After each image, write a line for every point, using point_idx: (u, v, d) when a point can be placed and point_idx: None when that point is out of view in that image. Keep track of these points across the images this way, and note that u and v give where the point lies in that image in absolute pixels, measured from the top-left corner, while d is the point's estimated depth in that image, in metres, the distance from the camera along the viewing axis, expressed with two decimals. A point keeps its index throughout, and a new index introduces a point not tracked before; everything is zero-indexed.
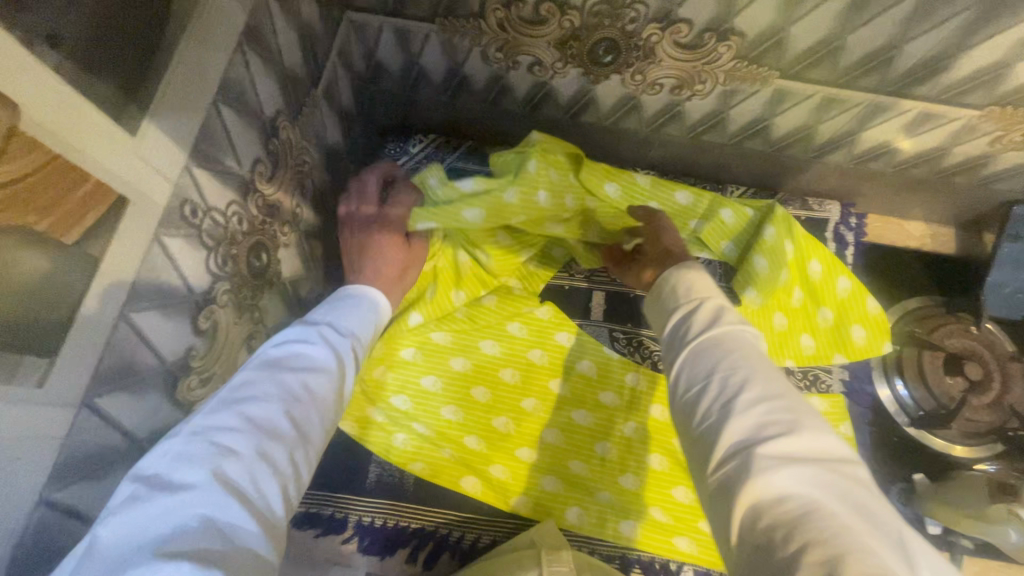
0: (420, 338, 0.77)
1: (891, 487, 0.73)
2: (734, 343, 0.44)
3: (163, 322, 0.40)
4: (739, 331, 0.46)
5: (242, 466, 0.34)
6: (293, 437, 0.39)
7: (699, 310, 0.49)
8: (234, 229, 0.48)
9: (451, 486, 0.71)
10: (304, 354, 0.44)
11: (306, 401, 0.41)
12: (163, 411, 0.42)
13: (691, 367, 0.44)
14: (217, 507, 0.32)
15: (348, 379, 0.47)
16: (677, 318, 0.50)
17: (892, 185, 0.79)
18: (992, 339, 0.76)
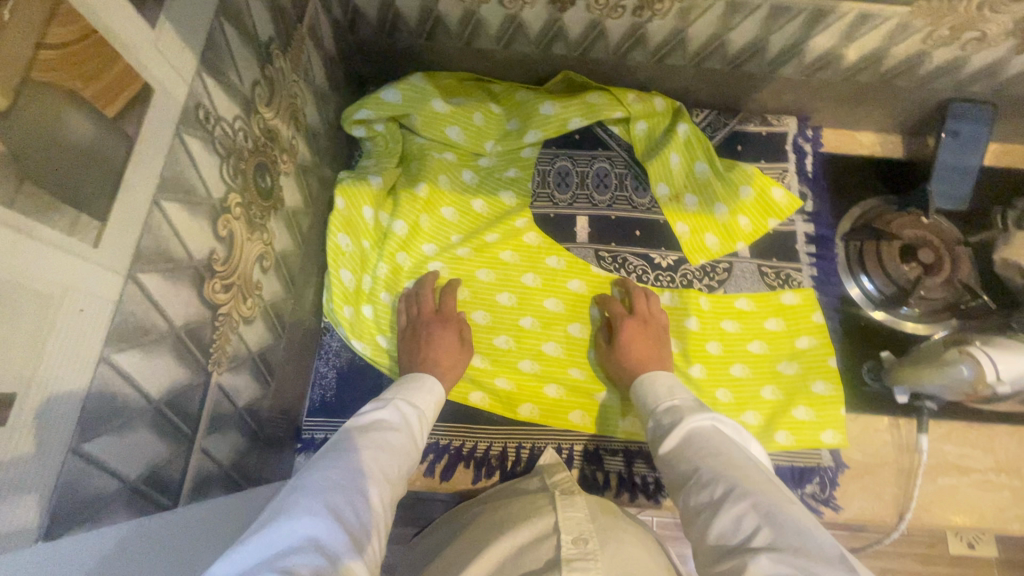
0: (419, 270, 0.80)
1: (863, 365, 0.80)
2: (700, 445, 0.53)
3: (188, 218, 0.44)
4: (706, 421, 0.56)
5: (338, 506, 0.45)
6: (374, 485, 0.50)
7: (669, 415, 0.60)
8: (241, 144, 0.51)
9: (461, 401, 0.75)
10: (379, 425, 0.58)
11: (384, 460, 0.53)
12: (195, 305, 0.46)
13: (677, 468, 0.54)
14: (320, 529, 0.42)
15: (414, 444, 0.59)
16: (654, 424, 0.61)
17: (841, 96, 0.85)
18: (941, 227, 0.83)
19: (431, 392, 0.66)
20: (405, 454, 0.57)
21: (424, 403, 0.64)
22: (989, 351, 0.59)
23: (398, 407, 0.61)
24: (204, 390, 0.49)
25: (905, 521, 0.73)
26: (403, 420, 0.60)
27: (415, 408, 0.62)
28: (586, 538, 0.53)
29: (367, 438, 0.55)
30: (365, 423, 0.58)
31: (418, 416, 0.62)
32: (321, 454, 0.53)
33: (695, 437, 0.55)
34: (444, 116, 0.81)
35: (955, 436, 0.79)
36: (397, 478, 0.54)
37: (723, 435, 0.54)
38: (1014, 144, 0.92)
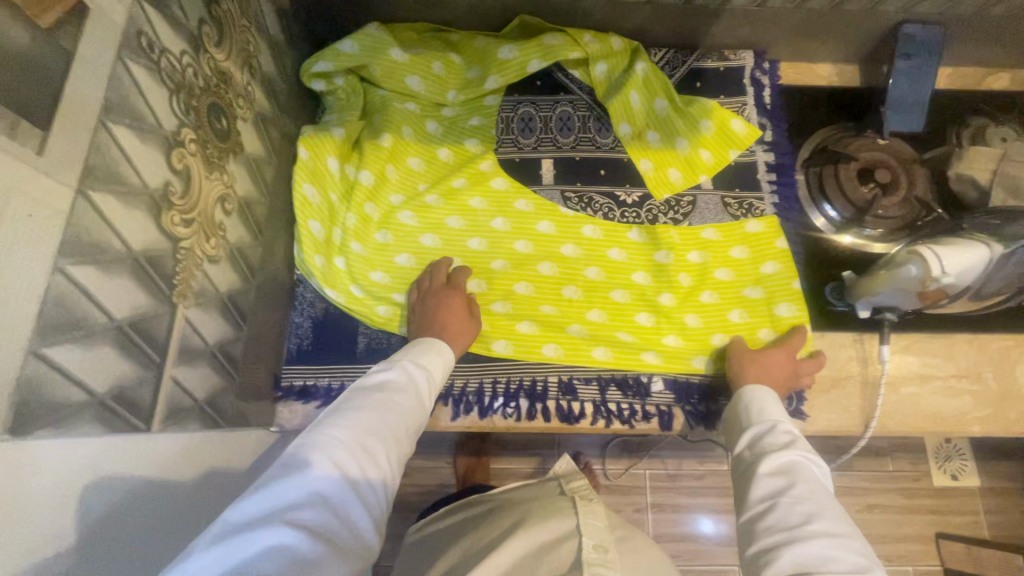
0: (388, 220, 0.81)
1: (827, 286, 0.83)
2: (807, 477, 0.59)
3: (140, 146, 0.45)
4: (802, 451, 0.62)
5: (343, 467, 0.51)
6: (380, 446, 0.55)
7: (777, 433, 0.65)
8: (191, 81, 0.52)
9: None
10: (387, 384, 0.62)
11: (390, 421, 0.58)
12: (153, 234, 0.47)
13: (768, 482, 0.60)
14: (320, 491, 0.49)
15: (419, 398, 0.63)
16: (754, 432, 0.66)
17: (795, 26, 0.86)
18: (896, 147, 0.85)
19: (438, 354, 0.69)
20: (413, 412, 0.61)
21: (433, 366, 0.67)
22: (936, 247, 0.60)
23: (409, 369, 0.64)
24: (169, 320, 0.50)
25: (870, 429, 0.77)
26: (409, 379, 0.64)
27: (421, 369, 0.66)
28: (605, 545, 0.69)
29: (375, 397, 0.60)
30: (376, 380, 0.62)
31: (428, 377, 0.66)
32: (333, 406, 0.58)
33: (792, 460, 0.61)
34: (403, 67, 0.82)
35: (916, 348, 0.82)
36: (406, 435, 0.59)
37: (812, 464, 0.61)
38: (967, 67, 0.94)
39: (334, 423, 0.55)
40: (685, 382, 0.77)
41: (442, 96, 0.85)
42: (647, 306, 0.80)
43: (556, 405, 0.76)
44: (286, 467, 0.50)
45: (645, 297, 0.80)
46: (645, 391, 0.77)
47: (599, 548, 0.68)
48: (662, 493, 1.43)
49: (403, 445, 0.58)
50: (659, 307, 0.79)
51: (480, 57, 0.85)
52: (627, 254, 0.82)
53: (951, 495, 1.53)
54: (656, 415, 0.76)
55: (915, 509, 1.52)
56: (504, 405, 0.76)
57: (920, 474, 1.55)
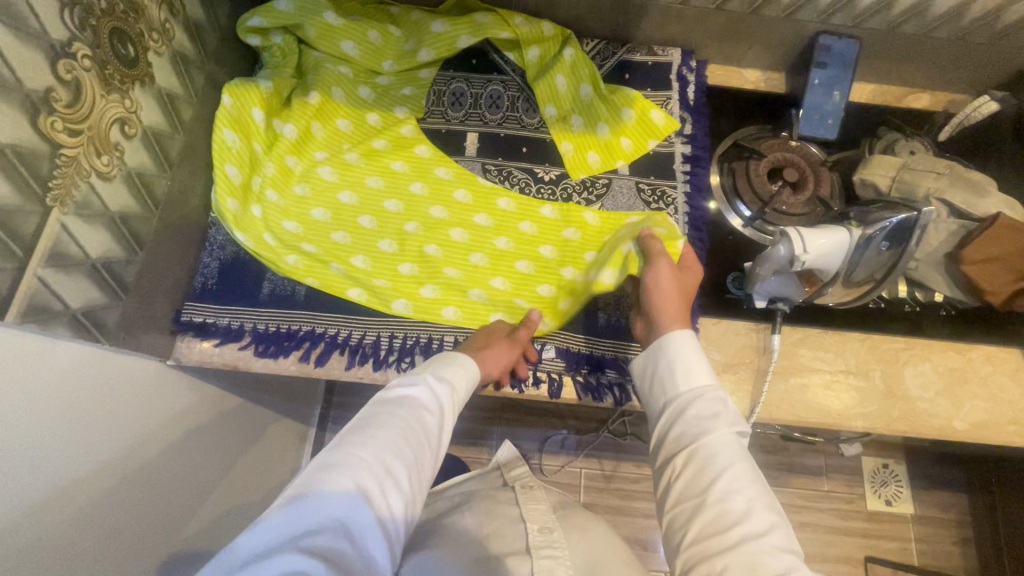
0: (309, 175, 0.84)
1: (728, 275, 0.85)
2: (731, 455, 0.59)
3: (16, 44, 0.47)
4: (720, 421, 0.62)
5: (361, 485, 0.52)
6: (401, 465, 0.56)
7: (700, 403, 0.63)
8: (90, 1, 0.55)
9: (339, 295, 0.79)
10: (414, 402, 0.63)
11: (409, 437, 0.59)
12: (26, 131, 0.49)
13: (701, 467, 0.59)
14: (342, 513, 0.50)
15: (445, 418, 0.64)
16: (682, 404, 0.65)
17: (718, 28, 0.91)
18: (805, 150, 0.89)
19: (466, 373, 0.68)
20: (436, 429, 0.62)
21: (457, 378, 0.67)
22: (801, 231, 0.63)
23: (430, 385, 0.65)
24: (39, 221, 0.52)
25: (755, 413, 0.78)
26: (434, 399, 0.64)
27: (447, 386, 0.66)
28: (549, 527, 0.69)
29: (397, 413, 0.61)
30: (396, 396, 0.63)
31: (450, 391, 0.66)
32: (357, 425, 0.60)
33: (715, 438, 0.60)
34: (338, 30, 0.86)
35: (811, 342, 0.84)
36: (428, 454, 0.60)
37: (731, 433, 0.61)
38: (887, 85, 0.98)
39: (356, 442, 0.56)
40: (577, 351, 0.79)
41: (376, 63, 0.89)
42: (550, 278, 0.82)
43: None
44: (306, 489, 0.51)
45: (544, 270, 0.82)
46: (538, 358, 0.78)
47: (544, 531, 0.68)
48: (596, 493, 1.46)
49: (426, 463, 0.60)
50: (561, 279, 0.82)
51: (415, 30, 0.89)
52: (537, 228, 0.84)
53: (884, 520, 1.53)
54: (545, 382, 0.78)
55: (847, 532, 1.52)
56: (398, 360, 0.77)
57: (854, 497, 1.55)
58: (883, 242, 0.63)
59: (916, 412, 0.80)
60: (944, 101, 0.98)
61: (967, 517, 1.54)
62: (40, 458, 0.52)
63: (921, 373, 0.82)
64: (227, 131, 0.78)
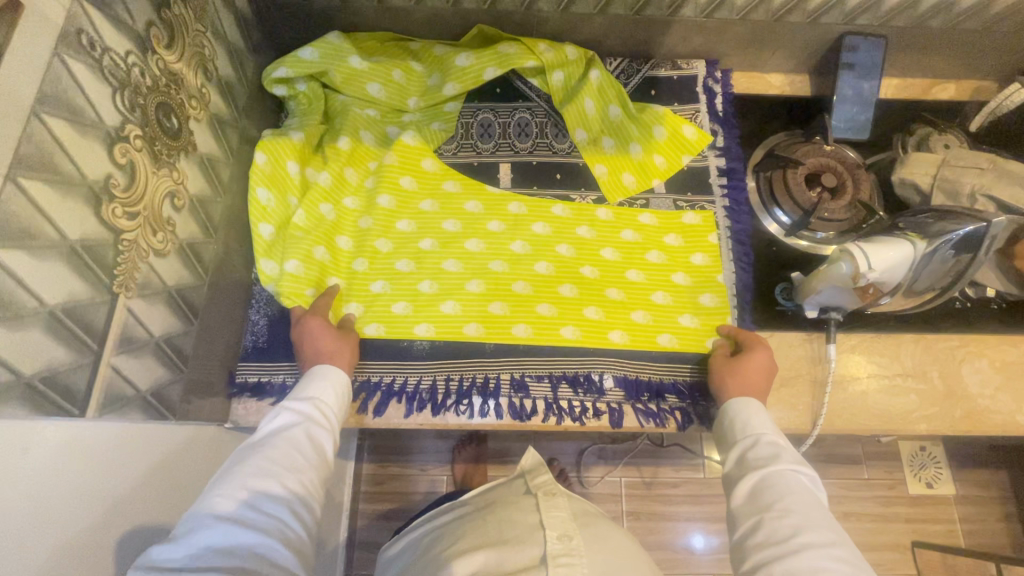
0: (363, 248, 0.82)
1: (776, 286, 0.85)
2: (790, 485, 0.59)
3: (78, 139, 0.47)
4: (807, 496, 0.58)
5: (231, 515, 0.51)
6: (283, 482, 0.56)
7: (759, 447, 0.64)
8: (137, 80, 0.54)
9: (408, 336, 0.78)
10: (281, 423, 0.62)
11: (283, 448, 0.58)
12: (91, 222, 0.48)
13: (757, 494, 0.60)
14: (212, 537, 0.49)
15: (320, 428, 0.63)
16: (739, 446, 0.66)
17: (743, 37, 0.90)
18: (841, 153, 0.88)
19: (337, 381, 0.68)
20: (315, 441, 0.61)
21: (324, 391, 0.66)
22: (864, 246, 0.63)
23: (297, 406, 0.64)
24: (110, 307, 0.51)
25: (818, 426, 0.78)
26: (306, 416, 0.63)
27: (315, 401, 0.65)
28: (569, 534, 0.69)
29: (268, 441, 0.59)
30: (268, 430, 0.61)
31: (320, 404, 0.65)
32: (237, 455, 0.58)
33: (791, 506, 0.57)
34: (361, 75, 0.85)
35: (865, 346, 0.83)
36: (312, 467, 0.59)
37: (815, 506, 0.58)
38: (911, 78, 0.97)
39: (226, 480, 0.54)
40: (636, 378, 0.78)
41: (401, 101, 0.88)
42: (595, 301, 0.81)
43: (509, 402, 0.77)
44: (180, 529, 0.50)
45: (597, 285, 0.82)
46: (598, 389, 0.78)
47: (562, 538, 0.68)
48: (638, 501, 1.38)
49: (308, 470, 0.59)
50: (626, 282, 0.83)
51: (439, 65, 0.88)
52: (620, 254, 0.84)
53: (928, 503, 1.46)
54: (607, 413, 0.77)
55: (891, 518, 1.45)
56: (456, 403, 0.77)
57: (895, 482, 1.47)
58: (948, 250, 0.64)
59: (978, 410, 0.79)
60: (972, 90, 0.97)
61: (1010, 494, 1.47)
62: (55, 530, 0.44)
63: (979, 369, 0.81)
64: (261, 195, 0.78)
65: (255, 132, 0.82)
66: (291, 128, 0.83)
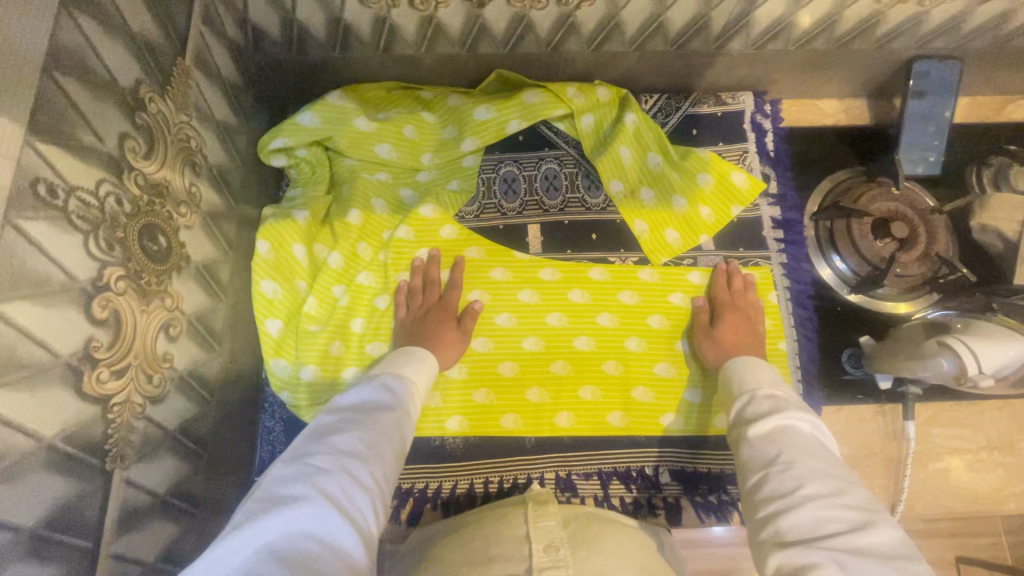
0: (380, 332, 0.73)
1: (842, 352, 0.76)
2: (796, 437, 0.51)
3: (45, 313, 0.38)
4: (811, 445, 0.49)
5: (320, 488, 0.43)
6: (367, 460, 0.48)
7: (756, 401, 0.56)
8: (114, 210, 0.45)
9: (438, 431, 0.71)
10: (371, 397, 0.55)
11: (374, 425, 0.51)
12: (70, 406, 0.40)
13: (756, 450, 0.51)
14: (309, 516, 0.41)
15: (407, 413, 0.56)
16: (738, 406, 0.57)
17: (797, 67, 0.80)
18: (913, 196, 0.78)
19: (424, 363, 0.63)
20: (403, 426, 0.54)
21: (415, 374, 0.61)
22: (971, 341, 0.54)
23: (392, 384, 0.58)
24: (102, 492, 0.43)
25: (897, 515, 0.70)
26: (393, 392, 0.57)
27: (407, 379, 0.59)
28: (557, 544, 0.51)
29: (359, 412, 0.53)
30: (353, 403, 0.54)
31: (411, 386, 0.59)
32: (303, 435, 0.50)
33: (796, 458, 0.48)
34: (367, 135, 0.75)
35: (943, 416, 0.74)
36: (393, 450, 0.51)
37: (806, 450, 0.49)
38: (983, 97, 0.86)
39: (311, 448, 0.47)
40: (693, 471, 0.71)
41: (413, 158, 0.78)
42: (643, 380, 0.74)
43: None
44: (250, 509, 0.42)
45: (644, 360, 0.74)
46: (652, 484, 0.71)
47: (549, 549, 0.51)
48: None
49: (385, 452, 0.50)
50: (678, 354, 0.75)
51: (454, 116, 0.79)
52: (668, 321, 0.76)
53: None
54: (663, 509, 0.71)
55: None
56: None
57: None
58: None
59: None
60: None
61: None
62: None
63: None
64: (268, 285, 0.69)
65: (254, 210, 0.73)
66: (293, 202, 0.74)
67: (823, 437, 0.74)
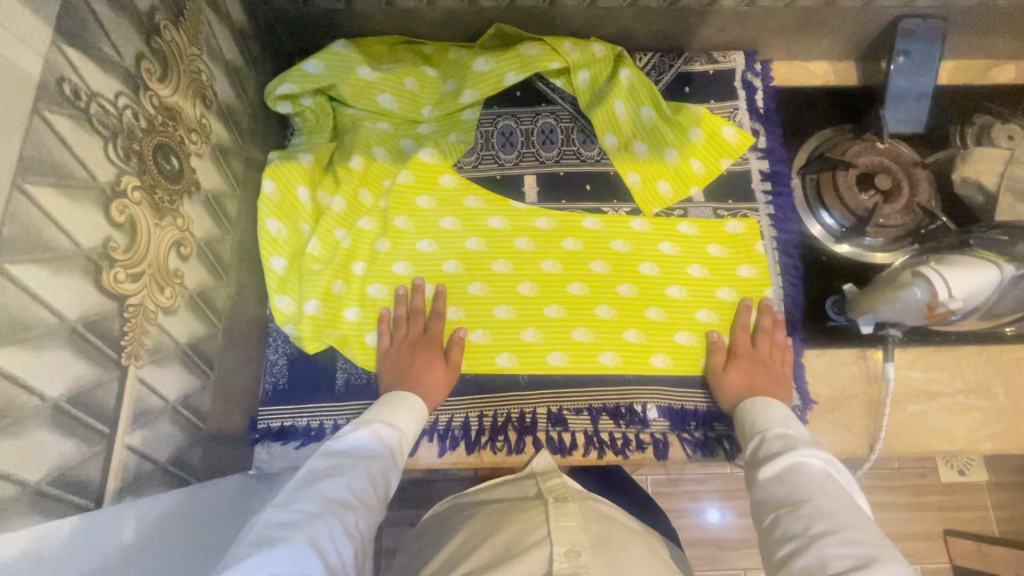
0: (380, 273, 0.76)
1: (827, 299, 0.79)
2: (805, 476, 0.55)
3: (69, 205, 0.41)
4: (812, 485, 0.54)
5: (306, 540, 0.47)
6: (349, 512, 0.52)
7: (767, 443, 0.62)
8: (131, 124, 0.48)
9: None
10: (362, 448, 0.59)
11: (359, 476, 0.55)
12: (91, 297, 0.43)
13: (769, 492, 0.57)
14: (289, 559, 0.45)
15: (393, 466, 0.60)
16: (751, 448, 0.64)
17: (786, 26, 0.82)
18: (897, 150, 0.80)
19: (414, 412, 0.65)
20: (387, 477, 0.58)
21: (404, 422, 0.64)
22: (943, 269, 0.56)
23: (381, 432, 0.61)
24: (119, 386, 0.46)
25: (876, 452, 0.73)
26: (383, 442, 0.60)
27: (396, 429, 0.62)
28: (579, 548, 0.55)
29: (346, 463, 0.57)
30: (343, 450, 0.58)
31: (400, 437, 0.62)
32: (295, 480, 0.54)
33: (807, 497, 0.53)
34: (370, 85, 0.78)
35: (923, 361, 0.77)
36: (373, 501, 0.55)
37: (825, 492, 0.53)
38: (969, 60, 0.89)
39: (300, 497, 0.51)
40: (680, 408, 0.74)
41: (415, 109, 0.81)
42: (634, 323, 0.76)
43: (547, 437, 0.73)
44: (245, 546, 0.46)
45: (635, 305, 0.77)
46: (640, 420, 0.74)
47: (570, 554, 0.54)
48: (666, 501, 1.24)
49: (370, 503, 0.55)
50: (668, 300, 0.77)
51: (454, 69, 0.81)
52: (659, 268, 0.78)
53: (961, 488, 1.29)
54: (651, 444, 0.73)
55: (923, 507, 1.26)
56: (492, 440, 0.73)
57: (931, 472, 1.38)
58: None
59: None
60: None
61: None
62: None
63: None
64: (273, 224, 0.72)
65: (260, 155, 0.76)
66: (299, 148, 0.77)
67: (807, 379, 0.76)
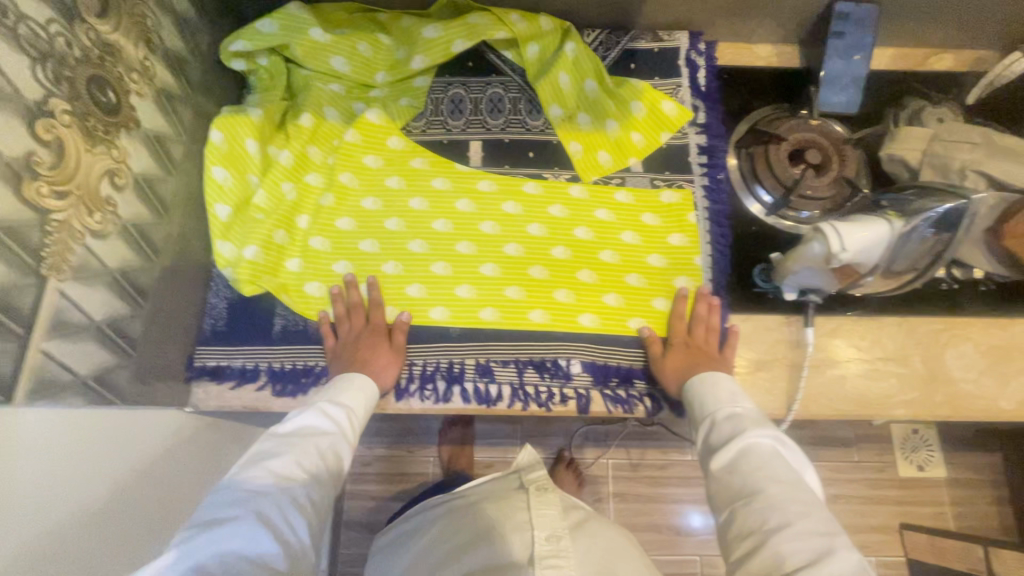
0: (323, 227, 0.79)
1: (755, 268, 0.81)
2: (759, 457, 0.59)
3: None
4: (762, 471, 0.57)
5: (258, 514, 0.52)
6: (301, 484, 0.57)
7: (717, 427, 0.65)
8: (63, 50, 0.51)
9: None
10: (313, 427, 0.64)
11: (308, 454, 0.60)
12: (9, 202, 0.46)
13: (726, 476, 0.60)
14: (241, 534, 0.50)
15: (345, 441, 0.65)
16: (704, 431, 0.66)
17: (725, 7, 0.86)
18: (828, 129, 0.84)
19: (361, 390, 0.69)
20: (337, 452, 0.63)
21: (353, 400, 0.68)
22: (840, 223, 0.60)
23: (331, 412, 0.66)
24: (36, 294, 0.49)
25: (792, 412, 0.76)
26: (334, 421, 0.65)
27: (344, 408, 0.67)
28: (557, 534, 0.70)
29: (297, 442, 0.61)
30: (292, 429, 0.63)
31: (350, 414, 0.67)
32: (246, 458, 0.59)
33: (761, 484, 0.57)
34: (322, 46, 0.81)
35: (845, 329, 0.80)
36: (325, 474, 0.60)
37: (775, 479, 0.57)
38: (907, 47, 0.92)
39: (248, 473, 0.56)
40: (605, 364, 0.77)
41: (366, 73, 0.84)
42: (565, 284, 0.79)
43: (474, 387, 0.75)
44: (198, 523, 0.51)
45: (568, 266, 0.79)
46: (565, 374, 0.76)
47: (551, 538, 0.69)
48: (623, 482, 1.26)
49: (321, 476, 0.60)
50: (600, 263, 0.80)
51: (405, 36, 0.85)
52: (594, 232, 0.81)
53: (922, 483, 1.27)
54: (575, 398, 0.76)
55: (879, 500, 1.26)
56: (421, 388, 0.75)
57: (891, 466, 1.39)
58: (927, 228, 0.62)
59: (960, 395, 0.76)
60: (971, 60, 0.92)
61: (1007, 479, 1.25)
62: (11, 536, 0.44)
63: (963, 353, 0.78)
64: (220, 174, 0.76)
65: (213, 109, 0.79)
66: (251, 104, 0.80)
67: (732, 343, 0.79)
